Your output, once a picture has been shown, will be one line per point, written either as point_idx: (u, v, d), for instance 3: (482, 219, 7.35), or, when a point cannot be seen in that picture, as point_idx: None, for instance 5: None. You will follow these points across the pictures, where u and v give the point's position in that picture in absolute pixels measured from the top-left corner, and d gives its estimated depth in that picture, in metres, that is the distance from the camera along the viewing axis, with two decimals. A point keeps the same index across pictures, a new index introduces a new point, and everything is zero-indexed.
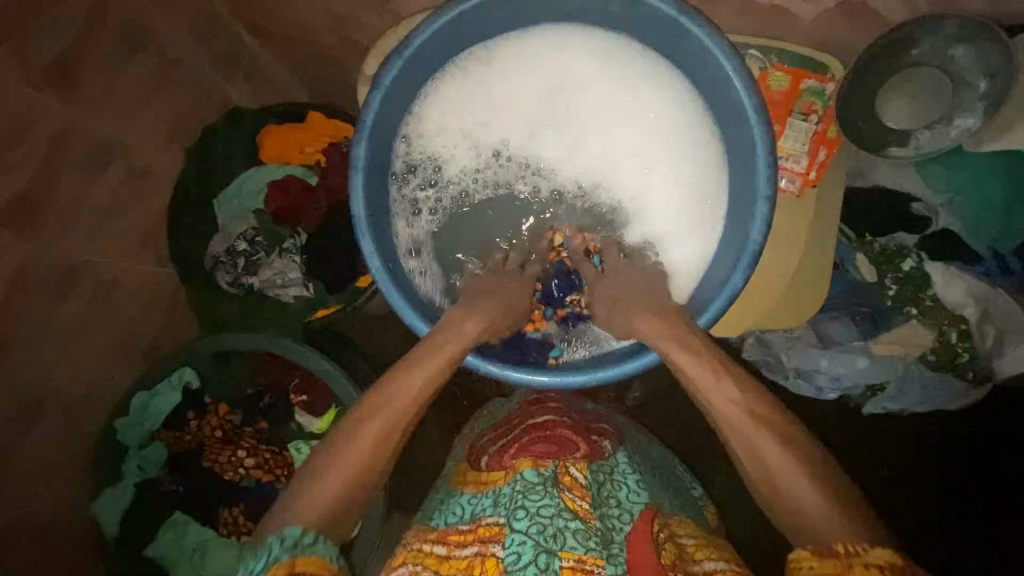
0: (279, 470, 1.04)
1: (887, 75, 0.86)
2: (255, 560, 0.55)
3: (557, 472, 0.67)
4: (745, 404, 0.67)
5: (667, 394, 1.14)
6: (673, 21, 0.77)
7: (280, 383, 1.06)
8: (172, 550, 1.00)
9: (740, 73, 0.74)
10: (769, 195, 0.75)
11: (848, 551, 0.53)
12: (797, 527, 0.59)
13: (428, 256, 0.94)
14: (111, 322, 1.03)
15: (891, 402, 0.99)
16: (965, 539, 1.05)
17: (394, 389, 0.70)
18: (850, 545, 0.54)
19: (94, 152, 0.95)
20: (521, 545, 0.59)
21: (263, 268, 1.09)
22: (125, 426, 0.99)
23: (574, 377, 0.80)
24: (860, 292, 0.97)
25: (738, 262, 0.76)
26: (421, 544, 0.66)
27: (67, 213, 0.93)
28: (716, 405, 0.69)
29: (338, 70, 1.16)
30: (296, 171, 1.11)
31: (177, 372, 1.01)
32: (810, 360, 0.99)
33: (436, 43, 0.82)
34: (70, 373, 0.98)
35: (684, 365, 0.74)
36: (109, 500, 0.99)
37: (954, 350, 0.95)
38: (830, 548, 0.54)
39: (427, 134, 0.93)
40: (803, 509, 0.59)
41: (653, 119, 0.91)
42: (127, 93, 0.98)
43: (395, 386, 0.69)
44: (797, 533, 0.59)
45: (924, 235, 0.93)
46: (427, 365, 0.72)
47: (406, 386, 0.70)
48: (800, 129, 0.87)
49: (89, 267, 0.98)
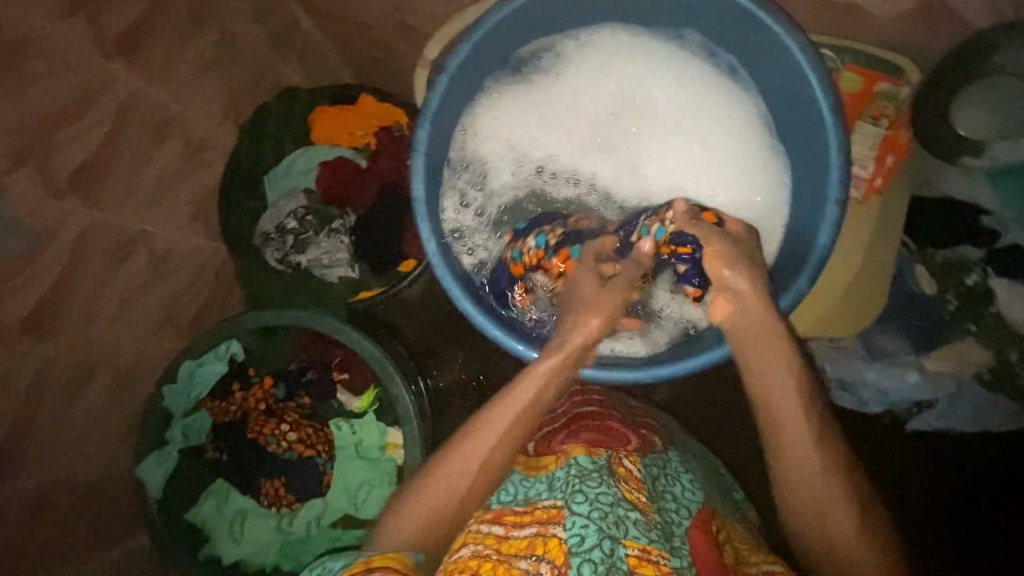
0: (320, 445, 1.05)
1: (971, 81, 0.83)
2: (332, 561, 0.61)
3: (611, 462, 0.68)
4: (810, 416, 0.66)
5: (707, 401, 1.11)
6: (747, 17, 0.76)
7: (323, 360, 1.07)
8: (213, 516, 1.04)
9: (819, 72, 0.73)
10: (841, 198, 0.73)
11: None
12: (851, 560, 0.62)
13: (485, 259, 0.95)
14: (161, 292, 1.05)
15: (938, 419, 0.97)
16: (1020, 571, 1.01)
17: (487, 426, 0.67)
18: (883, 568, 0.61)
19: (156, 127, 0.97)
20: (583, 528, 0.58)
21: (312, 247, 1.09)
22: (174, 393, 1.02)
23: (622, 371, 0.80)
24: (918, 306, 0.94)
25: (805, 267, 0.75)
26: (479, 525, 0.64)
27: (128, 182, 0.95)
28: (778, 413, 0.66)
29: (389, 51, 1.14)
30: (345, 153, 1.12)
31: (223, 343, 1.03)
32: (856, 372, 0.97)
33: (505, 31, 0.82)
34: (121, 339, 1.01)
35: (755, 368, 0.68)
36: (155, 465, 1.02)
37: (1013, 370, 0.91)
38: None
39: (482, 123, 0.94)
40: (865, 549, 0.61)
41: (714, 123, 0.91)
42: (188, 68, 1.00)
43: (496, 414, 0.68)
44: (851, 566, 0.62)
45: (991, 249, 0.89)
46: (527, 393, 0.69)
47: (489, 433, 0.67)
48: (870, 134, 0.90)
49: (145, 237, 1.00)
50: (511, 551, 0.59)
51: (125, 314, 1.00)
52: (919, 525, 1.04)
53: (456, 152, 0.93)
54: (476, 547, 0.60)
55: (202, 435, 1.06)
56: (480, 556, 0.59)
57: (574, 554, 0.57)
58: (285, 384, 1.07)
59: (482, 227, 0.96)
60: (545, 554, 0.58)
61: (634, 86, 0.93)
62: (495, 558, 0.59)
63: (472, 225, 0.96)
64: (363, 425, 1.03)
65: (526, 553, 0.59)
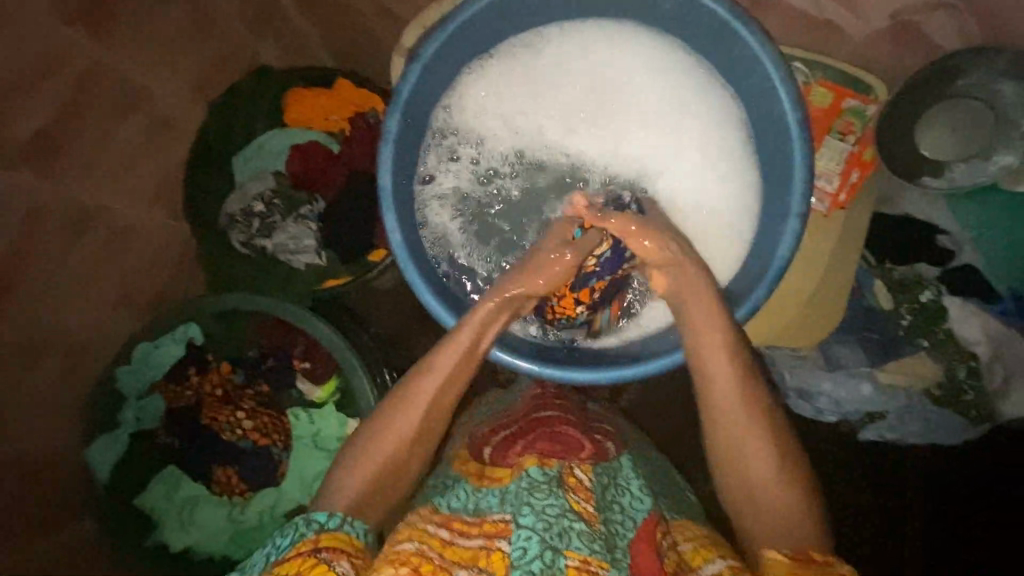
0: (276, 434, 1.04)
1: (934, 103, 0.87)
2: (281, 534, 0.61)
3: (562, 472, 0.69)
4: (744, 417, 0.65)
5: (672, 404, 1.11)
6: (724, 23, 0.76)
7: (283, 349, 1.05)
8: (162, 503, 1.01)
9: (786, 83, 0.74)
10: (801, 212, 0.75)
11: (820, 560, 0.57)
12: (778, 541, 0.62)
13: (466, 236, 0.93)
14: (118, 271, 1.01)
15: (889, 431, 0.99)
16: None
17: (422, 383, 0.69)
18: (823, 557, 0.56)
19: (118, 100, 0.94)
20: (527, 540, 0.60)
21: (278, 232, 1.06)
22: (126, 374, 0.99)
23: (577, 373, 0.80)
24: (875, 319, 0.96)
25: (763, 276, 0.76)
26: (426, 524, 0.64)
27: (86, 154, 0.91)
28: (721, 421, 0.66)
29: (368, 38, 1.12)
30: (319, 137, 1.09)
31: (182, 327, 1.00)
32: (814, 381, 0.98)
33: (478, 21, 0.81)
34: (75, 317, 0.98)
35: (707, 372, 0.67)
36: (104, 447, 0.99)
37: (962, 386, 0.94)
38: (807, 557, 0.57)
39: (466, 111, 0.90)
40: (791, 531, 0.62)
41: (699, 122, 0.88)
42: (157, 39, 0.97)
43: (425, 376, 0.69)
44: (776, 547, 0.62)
45: (946, 269, 0.92)
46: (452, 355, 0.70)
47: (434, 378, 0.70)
48: (836, 148, 0.90)
49: (104, 212, 0.97)
50: (455, 562, 0.60)
51: (79, 291, 0.97)
52: (870, 535, 1.06)
53: (432, 137, 0.90)
54: (420, 544, 0.61)
55: (156, 420, 1.04)
56: (421, 555, 0.59)
57: (515, 566, 0.59)
58: (245, 370, 1.05)
59: (465, 204, 0.93)
60: (487, 567, 0.60)
61: (626, 74, 0.89)
62: (437, 562, 0.60)
63: (448, 212, 0.92)
64: (322, 416, 1.01)
65: (469, 564, 0.60)
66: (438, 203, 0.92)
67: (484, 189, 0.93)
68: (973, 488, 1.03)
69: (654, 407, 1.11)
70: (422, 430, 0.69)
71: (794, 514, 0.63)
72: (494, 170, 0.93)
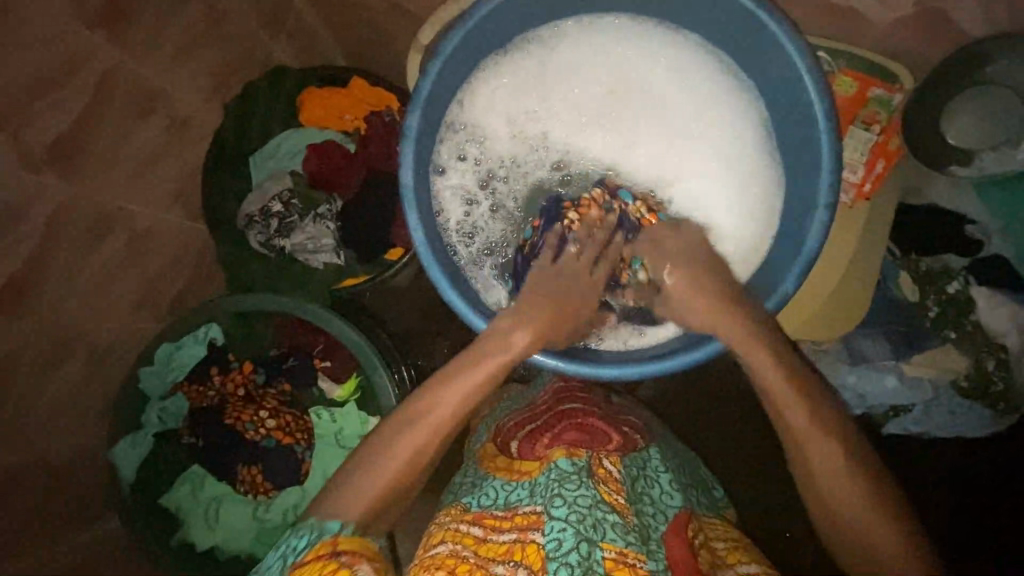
0: (299, 433, 1.04)
1: (959, 91, 0.86)
2: (298, 537, 0.63)
3: (591, 463, 0.69)
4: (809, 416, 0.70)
5: (690, 397, 1.10)
6: (747, 16, 0.75)
7: (304, 348, 1.05)
8: (188, 502, 1.02)
9: (814, 76, 0.72)
10: (830, 202, 0.73)
11: None
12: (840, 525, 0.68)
13: (472, 234, 0.93)
14: (138, 272, 1.02)
15: (914, 423, 0.97)
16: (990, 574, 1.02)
17: (440, 403, 0.72)
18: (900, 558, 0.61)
19: (136, 103, 0.94)
20: (561, 532, 0.60)
21: (296, 232, 1.07)
22: (150, 374, 1.00)
23: (612, 370, 0.77)
24: (901, 310, 0.95)
25: (791, 269, 0.75)
26: (458, 525, 0.67)
27: (106, 157, 0.92)
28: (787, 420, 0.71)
29: (382, 35, 1.12)
30: (335, 136, 1.10)
31: (202, 328, 1.01)
32: (837, 374, 0.97)
33: (497, 17, 0.80)
34: (97, 319, 0.98)
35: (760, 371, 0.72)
36: (128, 448, 1.00)
37: (989, 377, 0.92)
38: None
39: (479, 109, 0.91)
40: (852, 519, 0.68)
41: (718, 118, 0.88)
42: (174, 41, 0.97)
43: (444, 393, 0.73)
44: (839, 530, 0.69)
45: (974, 259, 0.92)
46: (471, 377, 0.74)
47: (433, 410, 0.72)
48: (861, 138, 0.89)
49: (124, 214, 0.97)
50: (490, 556, 0.61)
51: (101, 293, 0.97)
52: None
53: (449, 137, 0.90)
54: (455, 547, 0.63)
55: (179, 420, 1.05)
56: (456, 556, 0.62)
57: (550, 558, 0.59)
58: (266, 370, 1.05)
59: (482, 207, 0.93)
60: (523, 561, 0.60)
61: (643, 70, 0.89)
62: (473, 560, 0.61)
63: (456, 209, 0.93)
64: (344, 414, 1.02)
65: (503, 558, 0.61)
66: (448, 201, 0.92)
67: (489, 190, 0.93)
68: (1003, 479, 1.01)
69: (673, 400, 1.10)
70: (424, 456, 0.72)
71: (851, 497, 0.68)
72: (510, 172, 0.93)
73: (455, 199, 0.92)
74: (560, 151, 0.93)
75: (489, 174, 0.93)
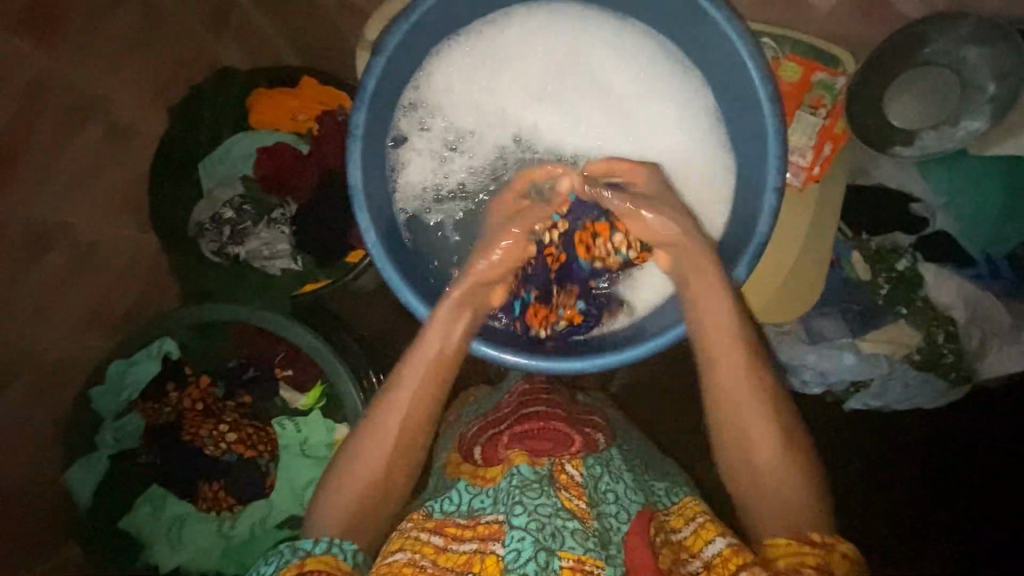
0: (262, 445, 1.02)
1: (898, 74, 0.90)
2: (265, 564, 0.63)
3: (552, 471, 0.69)
4: (743, 349, 0.69)
5: (656, 386, 1.13)
6: (692, 3, 0.75)
7: (264, 358, 1.03)
8: (150, 524, 0.99)
9: (756, 61, 0.73)
10: (777, 186, 0.74)
11: (822, 540, 0.61)
12: (759, 495, 0.67)
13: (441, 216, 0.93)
14: (85, 287, 0.97)
15: (873, 398, 0.99)
16: (949, 540, 1.07)
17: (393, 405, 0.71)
18: (824, 537, 0.61)
19: (71, 108, 0.89)
20: (521, 542, 0.60)
21: (251, 238, 1.04)
22: (103, 394, 0.96)
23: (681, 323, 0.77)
24: (853, 291, 0.97)
25: (742, 255, 0.76)
26: (419, 532, 0.67)
27: (43, 169, 0.87)
28: (717, 350, 0.70)
29: (334, 35, 1.11)
30: (287, 138, 1.06)
31: (156, 341, 0.97)
32: (799, 355, 0.98)
33: (443, 9, 0.79)
34: (43, 339, 0.93)
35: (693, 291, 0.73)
36: (83, 470, 0.96)
37: (940, 351, 0.94)
38: (807, 537, 0.61)
39: (435, 99, 0.90)
40: (772, 490, 0.66)
41: (669, 105, 0.89)
42: (109, 44, 0.92)
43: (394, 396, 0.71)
44: (761, 504, 0.66)
45: (921, 236, 0.94)
46: (417, 374, 0.72)
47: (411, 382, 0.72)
48: (808, 122, 0.91)
49: (66, 227, 0.92)
50: (449, 567, 0.63)
51: (47, 312, 0.93)
52: (860, 502, 1.09)
53: (402, 129, 0.89)
54: (413, 555, 0.64)
55: (136, 439, 1.01)
56: (413, 565, 0.63)
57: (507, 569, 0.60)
58: (225, 383, 1.03)
59: (438, 203, 0.92)
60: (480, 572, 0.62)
61: (596, 60, 0.90)
62: (430, 570, 0.63)
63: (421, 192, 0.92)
64: (309, 422, 0.99)
65: (462, 569, 0.63)
66: (417, 187, 0.92)
67: (452, 173, 0.92)
68: (960, 443, 1.06)
69: (641, 390, 1.13)
70: (393, 463, 0.70)
71: (781, 469, 0.67)
72: (470, 167, 0.93)
73: (419, 184, 0.92)
74: (522, 137, 0.93)
75: (453, 155, 0.92)
